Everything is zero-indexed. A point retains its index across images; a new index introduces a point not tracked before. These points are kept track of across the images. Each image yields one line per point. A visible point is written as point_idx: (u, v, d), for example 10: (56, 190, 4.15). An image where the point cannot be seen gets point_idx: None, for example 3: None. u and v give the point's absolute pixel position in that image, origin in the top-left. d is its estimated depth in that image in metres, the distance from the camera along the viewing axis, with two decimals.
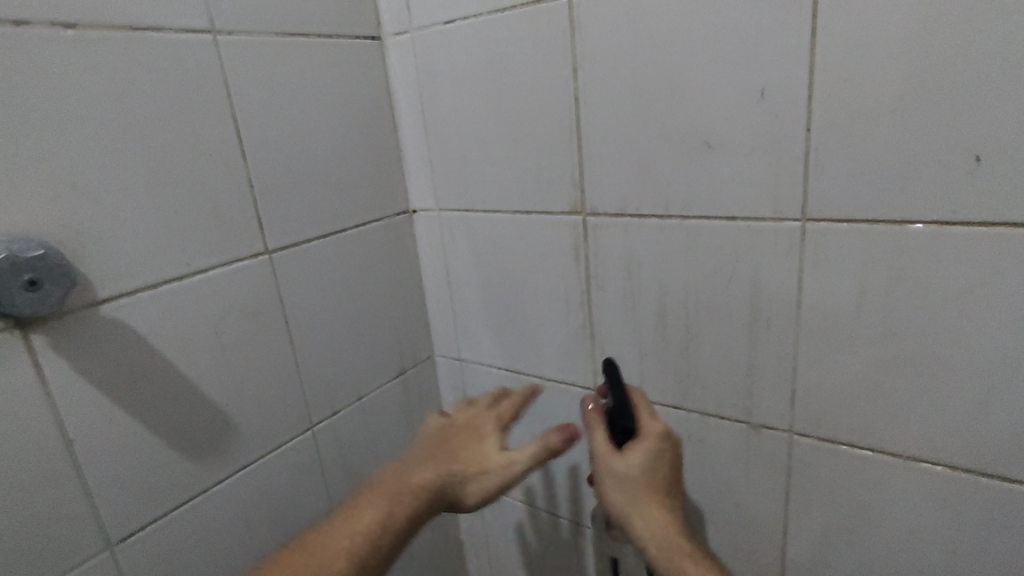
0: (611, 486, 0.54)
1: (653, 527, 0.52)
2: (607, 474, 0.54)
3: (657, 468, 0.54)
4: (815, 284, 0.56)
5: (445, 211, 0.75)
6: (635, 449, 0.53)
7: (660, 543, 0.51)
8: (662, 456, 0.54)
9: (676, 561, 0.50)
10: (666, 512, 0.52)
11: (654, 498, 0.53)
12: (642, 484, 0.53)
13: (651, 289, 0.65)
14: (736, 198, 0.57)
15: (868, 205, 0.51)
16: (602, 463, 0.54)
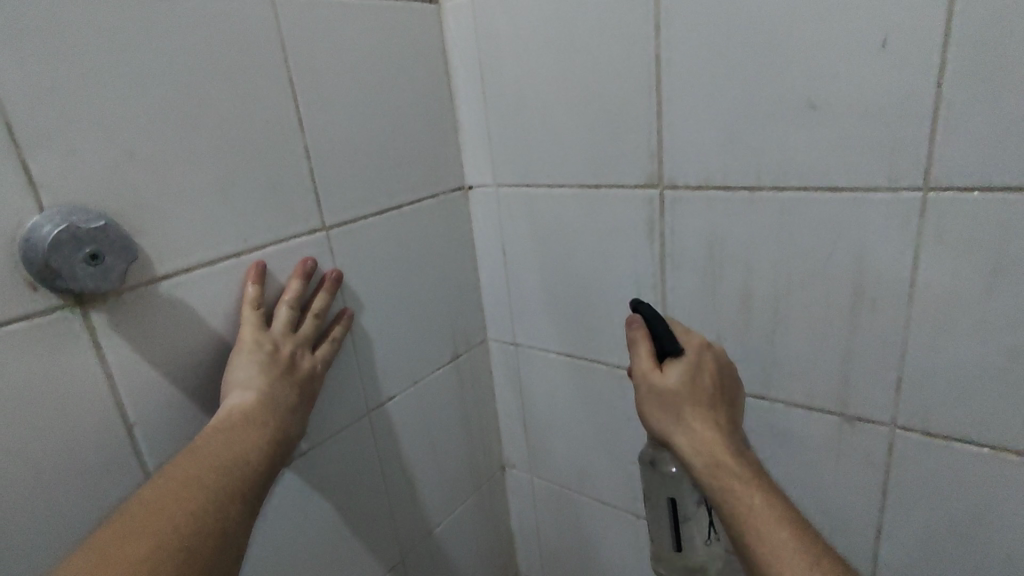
0: (652, 403, 0.49)
1: (696, 438, 0.47)
2: (646, 389, 0.50)
3: (701, 384, 0.49)
4: (933, 263, 0.48)
5: (501, 187, 0.73)
6: (674, 365, 0.50)
7: (705, 453, 0.46)
8: (704, 373, 0.50)
9: (720, 474, 0.44)
10: (713, 425, 0.47)
11: (698, 408, 0.48)
12: (684, 396, 0.48)
13: (734, 268, 0.58)
14: (844, 167, 0.49)
15: (1001, 171, 0.43)
16: (641, 378, 0.50)
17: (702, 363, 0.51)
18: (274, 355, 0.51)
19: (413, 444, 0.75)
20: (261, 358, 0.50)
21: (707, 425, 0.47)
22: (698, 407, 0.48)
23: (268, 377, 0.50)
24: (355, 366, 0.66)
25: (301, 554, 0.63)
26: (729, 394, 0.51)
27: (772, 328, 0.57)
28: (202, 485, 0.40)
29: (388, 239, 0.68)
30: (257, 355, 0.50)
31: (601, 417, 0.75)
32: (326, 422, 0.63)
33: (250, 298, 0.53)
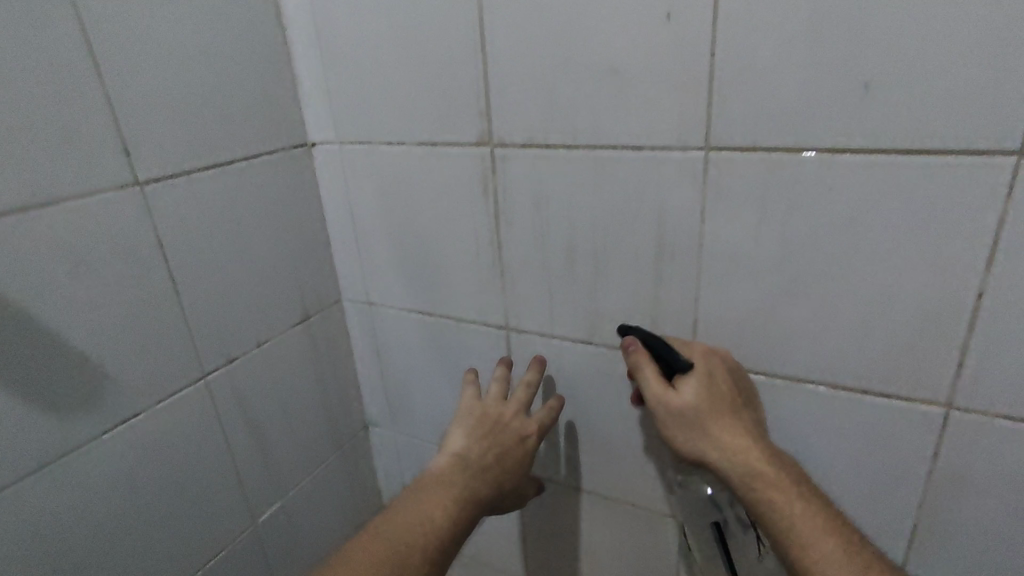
0: (672, 424, 0.53)
1: (735, 452, 0.51)
2: (663, 410, 0.54)
3: (715, 394, 0.53)
4: (716, 216, 0.54)
5: (344, 144, 0.72)
6: (687, 382, 0.53)
7: (744, 463, 0.50)
8: (716, 383, 0.54)
9: (758, 485, 0.49)
10: (741, 434, 0.52)
11: (722, 420, 0.52)
12: (705, 411, 0.52)
13: (559, 224, 0.61)
14: (643, 127, 0.53)
15: (765, 133, 0.49)
16: (654, 401, 0.54)
17: (713, 372, 0.54)
18: (485, 420, 0.64)
19: (261, 408, 0.74)
20: (496, 420, 0.64)
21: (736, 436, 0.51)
22: (722, 418, 0.52)
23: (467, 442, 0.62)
24: (184, 329, 0.63)
25: (128, 523, 0.61)
26: (743, 394, 0.55)
27: (593, 279, 0.62)
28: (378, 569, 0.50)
29: (217, 196, 0.65)
30: (499, 421, 0.64)
31: (453, 372, 0.78)
32: (149, 387, 0.61)
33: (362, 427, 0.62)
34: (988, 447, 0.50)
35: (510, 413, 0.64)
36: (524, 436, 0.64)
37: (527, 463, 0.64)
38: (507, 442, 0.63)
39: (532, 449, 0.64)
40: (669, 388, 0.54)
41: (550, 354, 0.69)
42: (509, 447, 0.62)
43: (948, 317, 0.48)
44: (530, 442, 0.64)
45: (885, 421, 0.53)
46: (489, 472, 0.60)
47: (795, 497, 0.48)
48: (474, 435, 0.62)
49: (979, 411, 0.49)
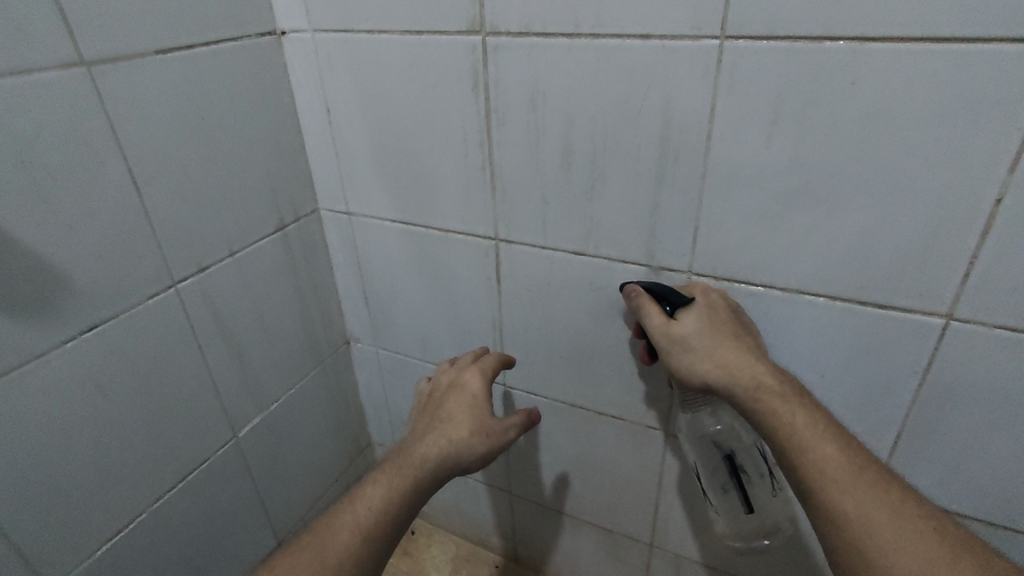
0: (676, 354, 0.54)
1: (738, 369, 0.51)
2: (667, 341, 0.54)
3: (717, 323, 0.54)
4: (726, 115, 0.50)
5: (317, 33, 0.65)
6: (688, 313, 0.54)
7: (748, 380, 0.50)
8: (717, 315, 0.54)
9: (764, 398, 0.49)
10: (746, 356, 0.52)
11: (725, 345, 0.52)
12: (707, 339, 0.53)
13: (556, 124, 0.57)
14: (653, 12, 0.48)
15: (788, 20, 0.45)
16: (659, 334, 0.55)
17: (714, 304, 0.55)
18: (427, 398, 0.64)
19: (237, 319, 0.71)
20: (435, 392, 0.64)
21: (738, 358, 0.51)
22: (723, 343, 0.52)
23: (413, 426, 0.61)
24: (148, 231, 0.58)
25: (102, 431, 0.58)
26: (745, 328, 0.55)
27: (590, 185, 0.58)
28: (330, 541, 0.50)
29: (176, 85, 0.58)
30: (437, 392, 0.64)
31: (438, 284, 0.75)
32: (114, 291, 0.57)
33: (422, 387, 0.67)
34: (981, 357, 0.50)
35: (448, 377, 0.65)
36: (465, 384, 0.62)
37: (483, 409, 0.60)
38: (449, 400, 0.61)
39: (478, 394, 0.61)
40: (672, 321, 0.54)
41: (540, 265, 0.66)
42: (450, 402, 0.60)
43: (959, 224, 0.46)
44: (475, 386, 0.62)
45: (882, 330, 0.53)
46: (433, 433, 0.58)
47: (798, 409, 0.48)
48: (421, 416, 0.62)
49: (978, 320, 0.49)
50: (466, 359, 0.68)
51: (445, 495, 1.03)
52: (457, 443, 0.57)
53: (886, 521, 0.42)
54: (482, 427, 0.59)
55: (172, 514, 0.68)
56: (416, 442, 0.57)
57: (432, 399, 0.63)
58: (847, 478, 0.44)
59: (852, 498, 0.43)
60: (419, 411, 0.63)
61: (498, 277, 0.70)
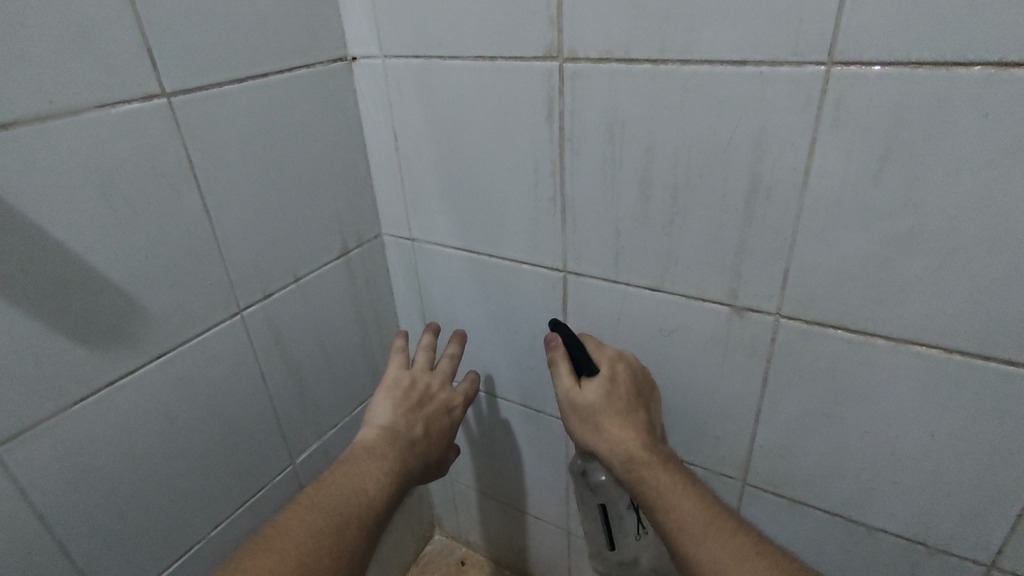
0: (578, 417, 0.57)
1: (620, 442, 0.55)
2: (568, 403, 0.58)
3: (616, 393, 0.57)
4: (830, 147, 0.45)
5: (388, 59, 0.64)
6: (593, 381, 0.57)
7: (627, 453, 0.54)
8: (618, 383, 0.58)
9: (637, 470, 0.53)
10: (631, 429, 0.55)
11: (617, 416, 0.56)
12: (603, 405, 0.56)
13: (635, 154, 0.53)
14: (751, 35, 0.45)
15: (911, 44, 0.40)
16: (563, 396, 0.58)
17: (617, 375, 0.59)
18: (412, 389, 0.63)
19: (299, 345, 0.70)
20: (415, 387, 0.63)
21: (623, 429, 0.55)
22: (614, 413, 0.56)
23: (393, 414, 0.60)
24: (219, 259, 0.58)
25: (168, 457, 0.58)
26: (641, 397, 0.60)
27: (669, 219, 0.55)
28: (316, 532, 0.48)
29: (250, 114, 0.58)
30: (418, 390, 0.63)
31: (500, 315, 0.72)
32: (186, 317, 0.57)
33: (398, 365, 0.65)
34: None
35: (437, 385, 0.65)
36: (450, 407, 0.64)
37: (450, 432, 0.64)
38: (429, 410, 0.62)
39: (453, 418, 0.65)
40: (576, 384, 0.58)
41: (610, 300, 0.63)
42: (430, 417, 0.62)
43: None
44: (456, 413, 0.65)
45: (1008, 390, 0.46)
46: (412, 443, 0.59)
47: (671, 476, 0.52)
48: (400, 409, 0.60)
49: None
50: (446, 364, 0.66)
51: (497, 528, 1.00)
52: (426, 459, 0.61)
53: (739, 573, 0.45)
54: (444, 449, 0.63)
55: (232, 540, 0.68)
56: (400, 449, 0.58)
57: (412, 394, 0.62)
58: (703, 531, 0.48)
59: (711, 557, 0.47)
60: (403, 399, 0.61)
61: (565, 310, 0.66)
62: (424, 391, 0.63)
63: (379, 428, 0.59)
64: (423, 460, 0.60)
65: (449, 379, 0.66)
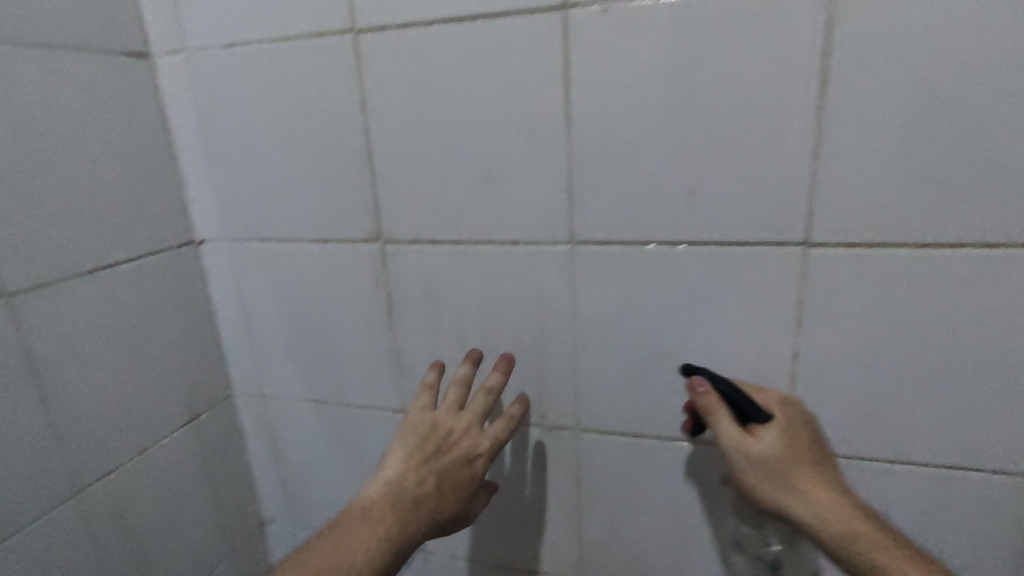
0: (750, 471, 0.54)
1: (830, 511, 0.51)
2: (743, 457, 0.54)
3: (798, 443, 0.54)
4: (585, 300, 0.61)
5: (233, 241, 0.72)
6: (766, 431, 0.54)
7: (848, 524, 0.50)
8: (796, 431, 0.55)
9: (850, 541, 0.50)
10: (833, 493, 0.52)
11: (810, 476, 0.53)
12: (785, 458, 0.53)
13: (449, 311, 0.66)
14: (517, 225, 0.60)
15: (620, 231, 0.57)
16: (732, 449, 0.54)
17: (792, 423, 0.55)
18: (428, 438, 0.58)
19: (144, 519, 0.70)
20: (430, 438, 0.58)
21: (818, 481, 0.53)
22: (797, 464, 0.53)
23: (403, 469, 0.57)
24: (54, 443, 0.60)
25: None
26: (819, 434, 0.57)
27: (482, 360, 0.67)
28: None
29: (95, 301, 0.63)
30: (429, 444, 0.58)
31: (352, 458, 0.78)
32: (17, 508, 0.57)
33: (423, 405, 0.62)
34: None
35: (460, 430, 0.59)
36: (473, 457, 0.58)
37: (472, 484, 0.58)
38: (450, 466, 0.58)
39: (477, 472, 0.59)
40: (745, 434, 0.54)
41: None
42: (449, 473, 0.57)
43: (776, 374, 0.58)
44: (481, 463, 0.59)
45: (737, 465, 0.62)
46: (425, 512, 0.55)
47: (854, 519, 0.51)
48: (407, 462, 0.57)
49: None
50: (501, 421, 0.62)
51: None
52: (440, 524, 0.57)
53: None
54: (462, 507, 0.58)
55: None
56: (404, 508, 0.54)
57: (432, 445, 0.58)
58: None
59: None
60: (417, 448, 0.58)
61: None
62: (452, 443, 0.58)
63: (382, 484, 0.56)
64: (437, 525, 0.56)
65: (489, 433, 0.60)
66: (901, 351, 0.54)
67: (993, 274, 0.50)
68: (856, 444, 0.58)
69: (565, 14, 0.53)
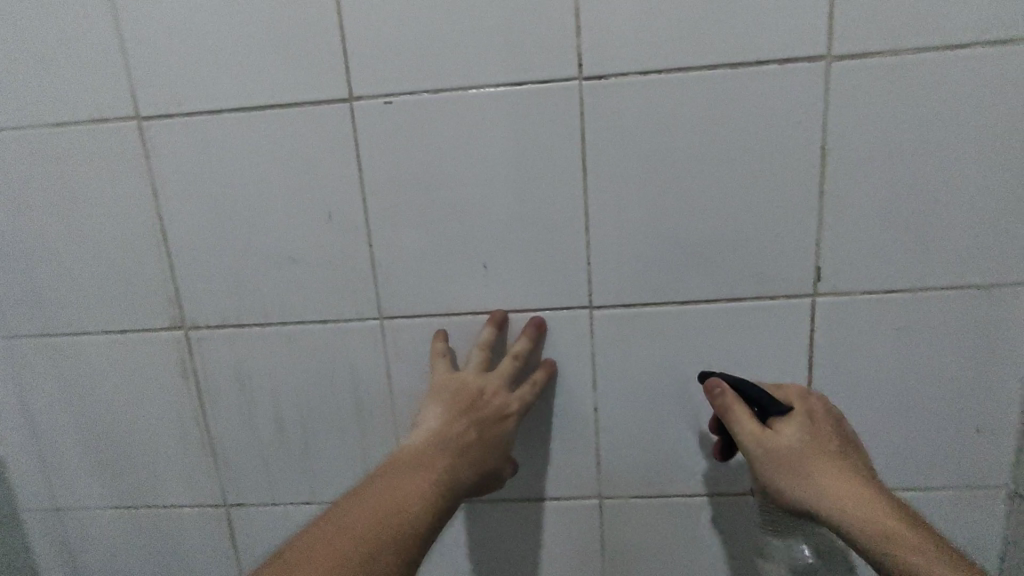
0: (770, 469, 0.49)
1: (857, 502, 0.45)
2: (762, 453, 0.49)
3: (818, 433, 0.50)
4: (400, 371, 0.62)
5: (11, 338, 0.65)
6: (785, 423, 0.50)
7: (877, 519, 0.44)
8: (817, 423, 0.51)
9: (881, 535, 0.44)
10: (861, 483, 0.47)
11: (839, 469, 0.48)
12: (807, 451, 0.49)
13: (265, 394, 0.64)
14: (325, 303, 0.61)
15: (424, 304, 0.60)
16: (753, 445, 0.49)
17: (813, 414, 0.52)
18: (463, 393, 0.55)
19: None
20: (466, 396, 0.55)
21: (844, 475, 0.47)
22: (826, 459, 0.48)
23: (445, 420, 0.53)
24: None
25: None
26: (846, 433, 0.52)
27: (304, 440, 0.65)
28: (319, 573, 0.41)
29: None
30: (478, 403, 0.55)
31: (171, 563, 0.71)
32: None
33: (477, 363, 0.57)
34: (630, 520, 0.64)
35: (491, 389, 0.55)
36: (506, 415, 0.55)
37: (503, 443, 0.55)
38: (490, 427, 0.54)
39: (510, 431, 0.55)
40: (766, 429, 0.50)
41: (274, 520, 0.68)
42: (485, 430, 0.54)
43: (582, 428, 0.62)
44: (513, 422, 0.56)
45: (558, 517, 0.65)
46: (462, 470, 0.51)
47: (886, 518, 0.44)
48: (450, 416, 0.53)
49: (620, 495, 0.64)
50: (539, 376, 0.58)
51: None
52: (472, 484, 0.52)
53: None
54: (493, 468, 0.54)
55: None
56: (451, 456, 0.51)
57: (470, 405, 0.54)
58: None
59: None
60: (453, 403, 0.54)
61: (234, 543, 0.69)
62: (493, 405, 0.55)
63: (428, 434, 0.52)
64: (475, 482, 0.52)
65: (519, 395, 0.57)
66: (681, 397, 0.60)
67: (743, 323, 0.58)
68: (659, 482, 0.63)
69: (351, 105, 0.55)
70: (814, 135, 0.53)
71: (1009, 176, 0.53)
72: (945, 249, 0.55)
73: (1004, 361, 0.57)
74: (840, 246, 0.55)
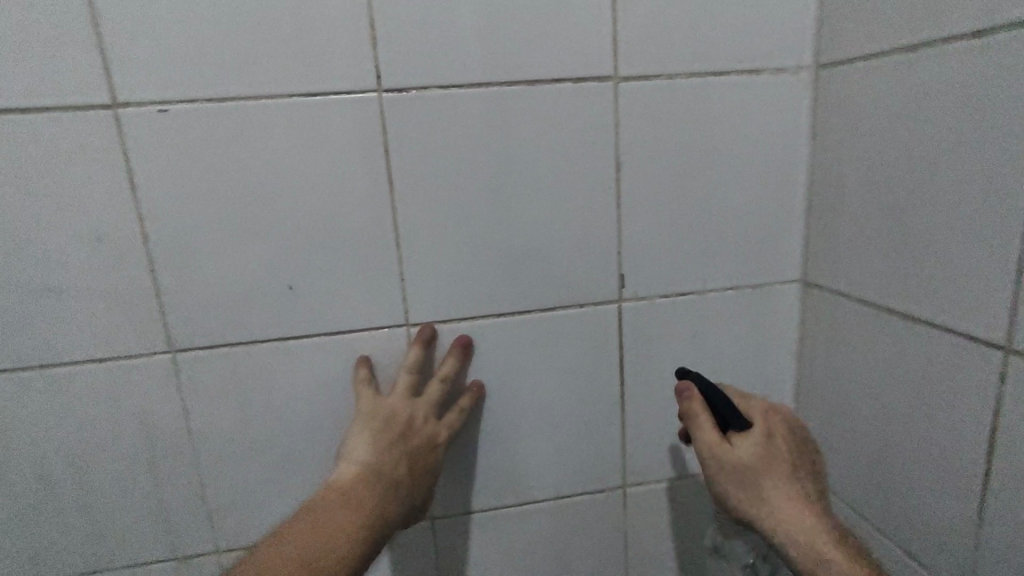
0: (722, 479, 0.47)
1: (797, 527, 0.44)
2: (715, 463, 0.47)
3: (779, 452, 0.47)
4: (197, 410, 0.56)
5: None
6: (746, 436, 0.48)
7: (812, 543, 0.43)
8: (780, 441, 0.48)
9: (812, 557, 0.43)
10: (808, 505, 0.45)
11: (791, 490, 0.45)
12: (764, 465, 0.46)
13: (23, 452, 0.54)
14: (98, 341, 0.53)
15: (222, 332, 0.54)
16: (708, 454, 0.48)
17: (780, 432, 0.49)
18: (393, 423, 0.53)
19: None
20: (394, 427, 0.53)
21: (796, 495, 0.45)
22: (780, 478, 0.46)
23: (375, 454, 0.51)
24: None
25: None
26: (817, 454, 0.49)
27: (81, 501, 0.56)
28: None
29: None
30: (407, 432, 0.53)
31: None
32: None
33: (406, 387, 0.55)
34: (463, 537, 0.63)
35: (420, 416, 0.54)
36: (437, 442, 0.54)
37: (433, 472, 0.54)
38: (420, 459, 0.53)
39: (439, 460, 0.54)
40: (724, 439, 0.48)
41: None
42: (416, 462, 0.52)
43: None
44: (440, 450, 0.55)
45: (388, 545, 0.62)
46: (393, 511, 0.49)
47: (823, 543, 0.43)
48: (378, 449, 0.51)
49: (452, 513, 0.63)
50: (467, 397, 0.57)
51: None
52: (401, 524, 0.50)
53: None
54: (426, 499, 0.53)
55: None
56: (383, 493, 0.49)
57: (399, 437, 0.52)
58: None
59: None
60: (383, 434, 0.52)
61: None
62: (421, 435, 0.53)
63: (359, 470, 0.50)
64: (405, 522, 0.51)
65: (446, 421, 0.56)
66: (504, 408, 0.61)
67: (557, 331, 0.60)
68: (489, 494, 0.63)
69: (115, 113, 0.48)
70: (608, 152, 0.56)
71: (768, 188, 0.60)
72: (725, 253, 0.61)
73: (775, 348, 0.65)
74: (638, 254, 0.59)
